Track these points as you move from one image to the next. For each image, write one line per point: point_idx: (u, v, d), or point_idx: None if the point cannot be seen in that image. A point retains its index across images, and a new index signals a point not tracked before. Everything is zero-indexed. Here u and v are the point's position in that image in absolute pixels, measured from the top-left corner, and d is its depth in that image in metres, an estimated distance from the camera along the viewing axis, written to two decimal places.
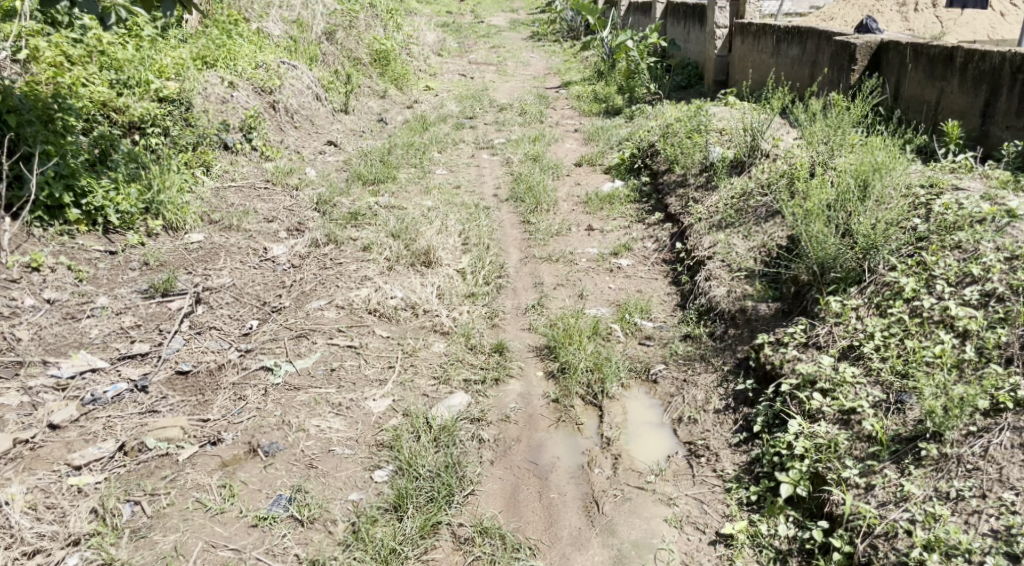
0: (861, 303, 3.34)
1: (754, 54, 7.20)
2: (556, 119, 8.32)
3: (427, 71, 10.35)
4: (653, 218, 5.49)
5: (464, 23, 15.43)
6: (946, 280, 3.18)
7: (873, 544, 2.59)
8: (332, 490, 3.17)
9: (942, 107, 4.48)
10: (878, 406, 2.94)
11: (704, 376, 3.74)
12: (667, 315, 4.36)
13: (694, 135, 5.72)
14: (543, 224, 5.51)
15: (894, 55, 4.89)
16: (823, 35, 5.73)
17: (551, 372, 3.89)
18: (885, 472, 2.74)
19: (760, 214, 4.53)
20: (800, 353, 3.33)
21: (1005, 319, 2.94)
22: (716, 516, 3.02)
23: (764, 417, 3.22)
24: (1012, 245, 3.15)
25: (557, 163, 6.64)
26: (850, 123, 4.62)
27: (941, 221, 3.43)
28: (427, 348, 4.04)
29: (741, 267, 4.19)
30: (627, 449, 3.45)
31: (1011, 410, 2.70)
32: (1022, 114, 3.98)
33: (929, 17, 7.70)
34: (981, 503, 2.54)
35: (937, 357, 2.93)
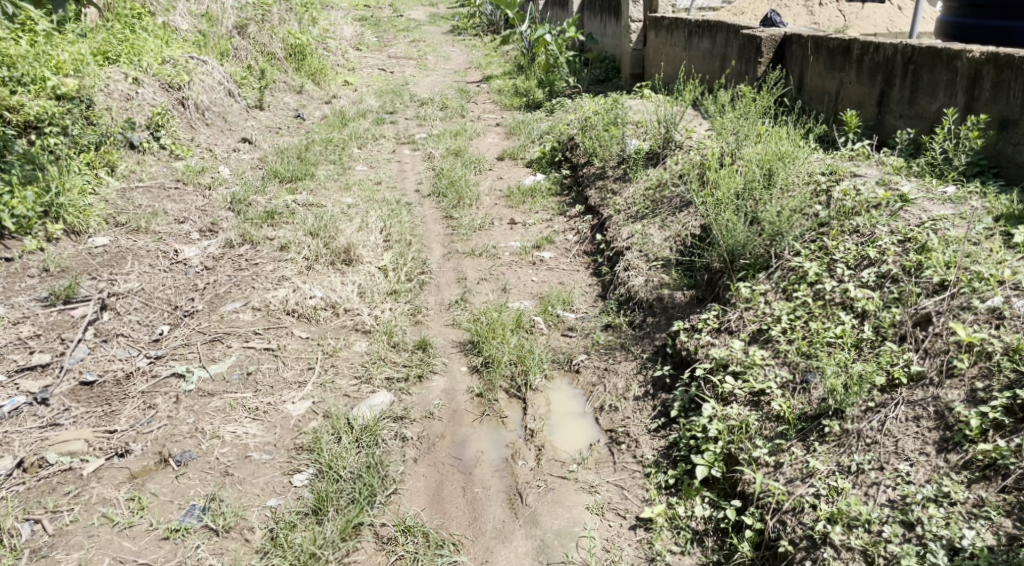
0: (768, 288, 3.47)
1: (667, 47, 7.36)
2: (477, 113, 8.31)
3: (346, 66, 10.17)
4: (574, 210, 5.56)
5: (381, 17, 15.20)
6: (846, 263, 3.32)
7: (782, 519, 2.68)
8: (249, 497, 3.09)
9: (842, 97, 4.66)
10: (786, 386, 3.05)
11: (624, 364, 3.82)
12: (588, 306, 4.42)
13: (611, 127, 5.78)
14: (465, 219, 5.50)
15: (797, 48, 5.08)
16: (732, 29, 5.89)
17: (474, 366, 3.90)
18: (792, 449, 2.84)
19: (675, 204, 4.64)
20: (713, 339, 3.44)
21: (899, 299, 3.05)
22: (635, 501, 3.08)
23: (680, 402, 3.32)
24: (904, 229, 3.30)
25: (479, 157, 6.63)
26: (758, 114, 4.78)
27: (840, 207, 3.59)
28: (348, 348, 3.99)
29: (658, 257, 4.28)
30: (550, 440, 3.48)
31: (906, 385, 2.80)
32: (913, 103, 4.15)
33: (832, 11, 8.10)
34: (878, 475, 2.62)
35: (838, 338, 3.05)
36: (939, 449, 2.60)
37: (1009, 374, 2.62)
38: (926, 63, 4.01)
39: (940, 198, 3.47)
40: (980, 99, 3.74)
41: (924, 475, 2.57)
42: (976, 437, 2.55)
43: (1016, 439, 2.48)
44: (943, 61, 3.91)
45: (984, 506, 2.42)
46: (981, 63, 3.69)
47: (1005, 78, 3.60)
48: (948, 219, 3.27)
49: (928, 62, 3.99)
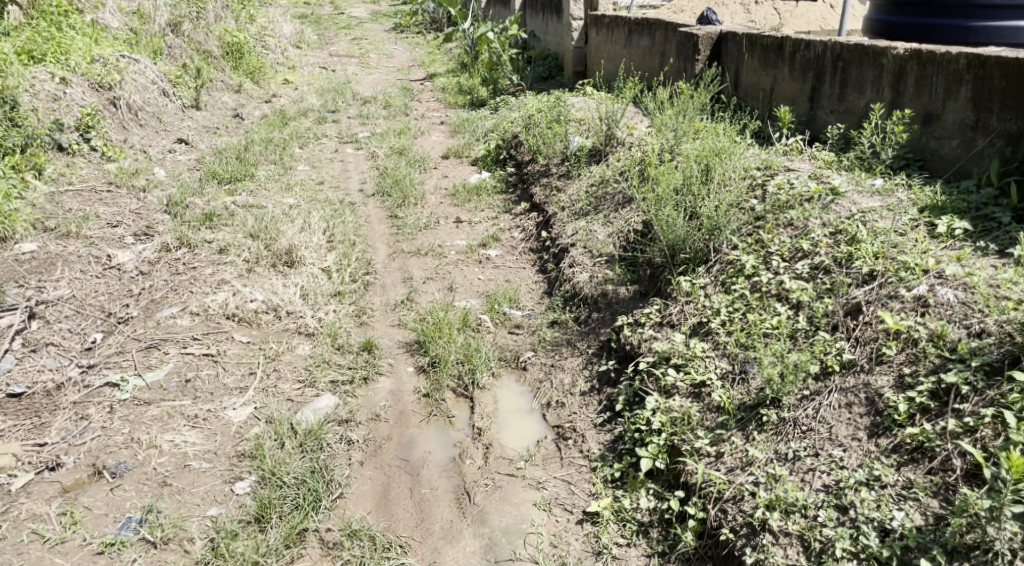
0: (708, 281, 3.54)
1: (608, 45, 7.43)
2: (422, 111, 8.26)
3: (286, 64, 9.99)
4: (519, 207, 5.57)
5: (323, 14, 14.96)
6: (781, 256, 3.41)
7: (723, 508, 2.72)
8: (188, 507, 3.02)
9: (777, 93, 4.77)
10: (725, 377, 3.11)
11: (570, 360, 3.86)
12: (534, 303, 4.44)
13: (555, 125, 5.81)
14: (410, 218, 5.46)
15: (734, 45, 5.18)
16: (670, 26, 5.97)
17: (421, 366, 3.88)
18: (732, 439, 2.91)
19: (618, 200, 4.69)
20: (656, 332, 3.50)
21: (831, 290, 3.13)
22: (582, 495, 3.11)
23: (625, 396, 3.38)
24: (836, 221, 3.40)
25: (424, 156, 6.59)
26: (696, 111, 4.87)
27: (775, 200, 3.70)
28: (291, 351, 3.93)
29: (602, 253, 4.32)
30: (498, 437, 3.49)
31: (838, 373, 2.86)
32: (842, 98, 4.26)
33: (768, 10, 8.32)
34: (814, 461, 2.66)
35: (774, 329, 3.13)
36: (870, 434, 2.65)
37: (934, 359, 2.68)
38: (855, 60, 4.11)
39: (868, 190, 3.58)
40: (905, 94, 3.82)
41: (856, 460, 2.60)
42: (904, 422, 2.60)
43: (941, 422, 2.53)
44: (869, 57, 4.01)
45: (913, 488, 2.45)
46: (905, 59, 3.78)
47: (927, 74, 3.67)
48: (876, 211, 3.37)
49: (856, 58, 4.09)
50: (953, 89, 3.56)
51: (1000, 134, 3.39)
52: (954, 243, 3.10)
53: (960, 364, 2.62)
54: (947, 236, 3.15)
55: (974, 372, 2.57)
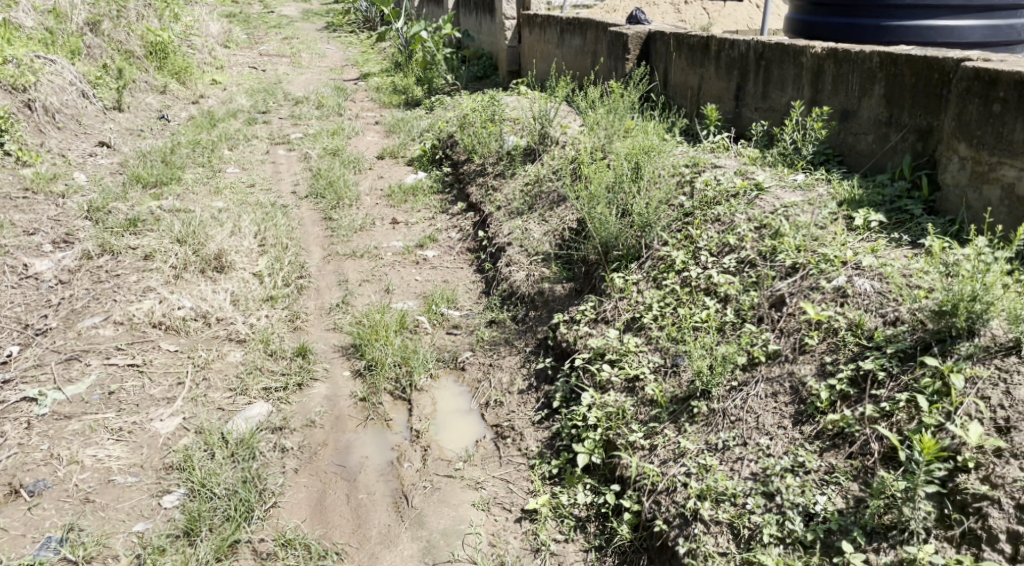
0: (640, 278, 3.62)
1: (541, 44, 7.47)
2: (356, 111, 8.16)
3: (213, 64, 9.73)
4: (456, 207, 5.55)
5: (251, 13, 14.62)
6: (709, 250, 3.50)
7: (656, 500, 2.76)
8: (113, 523, 2.91)
9: (704, 91, 4.89)
10: (658, 370, 3.18)
11: (508, 359, 3.87)
12: (472, 302, 4.44)
13: (489, 124, 5.82)
14: (345, 220, 5.39)
15: (661, 44, 5.28)
16: (601, 26, 6.04)
17: (357, 370, 3.84)
18: (665, 432, 2.95)
19: (553, 199, 4.72)
20: (591, 329, 3.57)
21: (756, 283, 3.21)
22: (520, 493, 3.12)
23: (562, 393, 3.41)
24: (760, 216, 3.49)
25: (358, 156, 6.50)
26: (627, 110, 4.94)
27: (703, 197, 3.79)
28: (221, 359, 3.83)
29: (538, 251, 4.35)
30: (436, 439, 3.48)
31: (764, 363, 2.93)
32: (765, 96, 4.38)
33: (697, 9, 8.49)
34: (742, 450, 2.71)
35: (703, 322, 3.20)
36: (795, 422, 2.71)
37: (852, 347, 2.75)
38: (776, 59, 4.23)
39: (791, 185, 3.69)
40: (823, 92, 3.95)
41: (782, 447, 2.66)
42: (826, 409, 2.66)
43: (860, 408, 2.58)
44: (788, 56, 4.14)
45: (835, 472, 2.50)
46: (823, 58, 3.90)
47: (843, 72, 3.80)
48: (798, 205, 3.47)
49: (777, 57, 4.22)
50: (867, 87, 3.68)
51: (911, 130, 3.51)
52: (871, 235, 3.20)
53: (876, 351, 2.67)
54: (864, 229, 3.25)
55: (889, 359, 2.62)
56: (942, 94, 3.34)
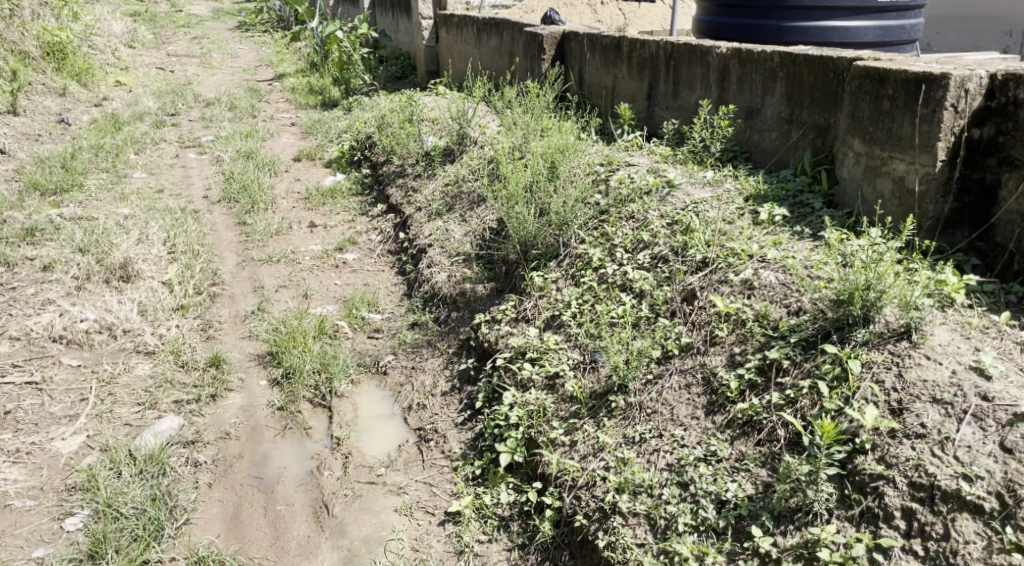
0: (559, 276, 3.67)
1: (459, 44, 7.45)
2: (271, 112, 7.95)
3: (117, 65, 9.32)
4: (376, 209, 5.48)
5: (157, 11, 14.05)
6: (625, 247, 3.56)
7: (577, 495, 2.79)
8: (10, 551, 2.76)
9: (618, 91, 4.97)
10: (577, 367, 3.22)
11: (431, 361, 3.86)
12: (394, 305, 4.40)
13: (407, 125, 5.77)
14: (260, 224, 5.25)
15: (576, 44, 5.35)
16: (517, 26, 6.07)
17: (274, 379, 3.75)
18: (585, 427, 2.98)
19: (472, 199, 4.71)
20: (512, 328, 3.59)
21: (669, 278, 3.29)
22: (443, 496, 3.10)
23: (484, 393, 3.42)
24: (672, 213, 3.57)
25: (273, 159, 6.34)
26: (543, 110, 4.98)
27: (617, 195, 3.87)
28: (129, 372, 3.67)
29: (459, 252, 4.33)
30: (357, 445, 3.43)
31: (678, 356, 3.00)
32: (675, 95, 4.49)
33: (612, 10, 8.66)
34: (658, 442, 2.77)
35: (620, 317, 3.26)
36: (707, 412, 2.77)
37: (760, 337, 2.82)
38: (685, 59, 4.34)
39: (700, 181, 3.79)
40: (729, 91, 4.07)
41: (696, 437, 2.72)
42: (735, 398, 2.72)
43: (767, 396, 2.65)
44: (696, 56, 4.24)
45: (745, 459, 2.55)
46: (728, 58, 4.02)
47: (747, 71, 3.92)
48: (707, 201, 3.57)
49: (686, 57, 4.32)
50: (770, 85, 3.82)
51: (811, 126, 3.65)
52: (775, 229, 3.31)
53: (781, 341, 2.75)
54: (769, 222, 3.36)
55: (793, 348, 2.70)
56: (837, 91, 3.48)
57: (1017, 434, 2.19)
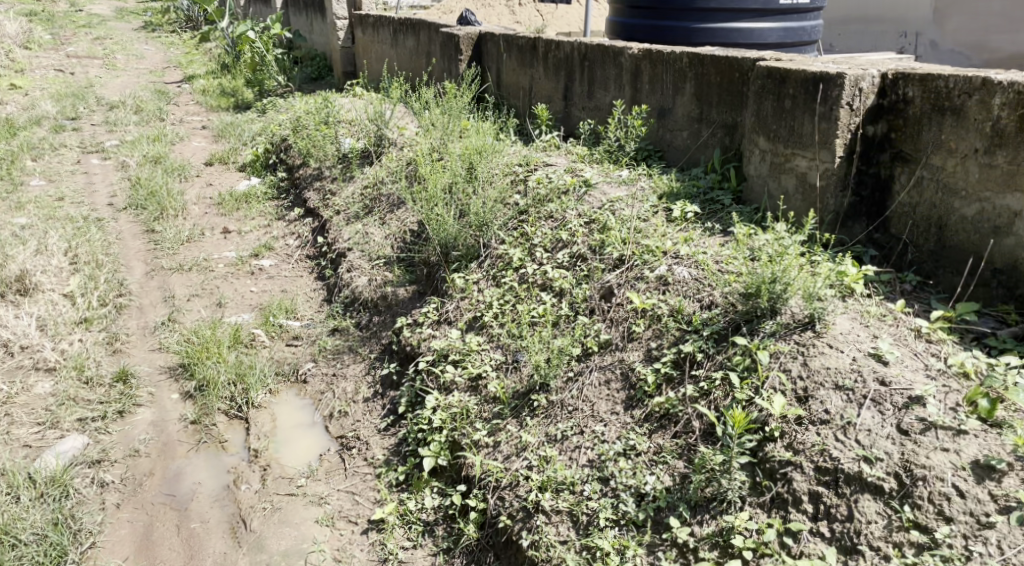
0: (480, 277, 3.66)
1: (375, 45, 7.36)
2: (180, 115, 7.66)
3: (11, 67, 8.81)
4: (292, 213, 5.35)
5: (54, 11, 13.36)
6: (544, 247, 3.59)
7: (500, 496, 2.78)
8: None
9: (535, 91, 5.00)
10: (500, 367, 3.22)
11: (353, 367, 3.80)
12: (313, 312, 4.31)
13: (323, 127, 5.65)
14: (170, 231, 5.05)
15: (493, 45, 5.37)
16: (433, 26, 6.04)
17: (187, 393, 3.61)
18: (508, 427, 2.99)
19: (391, 201, 4.65)
20: (434, 331, 3.56)
21: (588, 276, 3.32)
22: (367, 504, 3.05)
23: (407, 397, 3.39)
24: (590, 212, 3.61)
25: (183, 163, 6.11)
26: (461, 111, 4.97)
27: (535, 195, 3.89)
28: (27, 391, 3.47)
29: (380, 255, 4.28)
30: (276, 457, 3.34)
31: (598, 353, 3.04)
32: (590, 95, 4.54)
33: (530, 11, 8.72)
34: (579, 439, 2.79)
35: (541, 316, 3.27)
36: (626, 407, 2.81)
37: (674, 332, 2.88)
38: (598, 59, 4.40)
39: (616, 180, 3.85)
40: (642, 91, 4.15)
41: (615, 432, 2.75)
42: (653, 392, 2.77)
43: (682, 389, 2.71)
44: (609, 56, 4.31)
45: (662, 452, 2.60)
46: (639, 59, 4.09)
47: (658, 71, 4.00)
48: (623, 200, 3.62)
49: (599, 58, 4.38)
50: (679, 85, 3.91)
51: (719, 125, 3.75)
52: (687, 225, 3.39)
53: (694, 335, 2.82)
54: (681, 219, 3.44)
55: (706, 341, 2.77)
56: (742, 90, 3.59)
57: (912, 416, 2.29)
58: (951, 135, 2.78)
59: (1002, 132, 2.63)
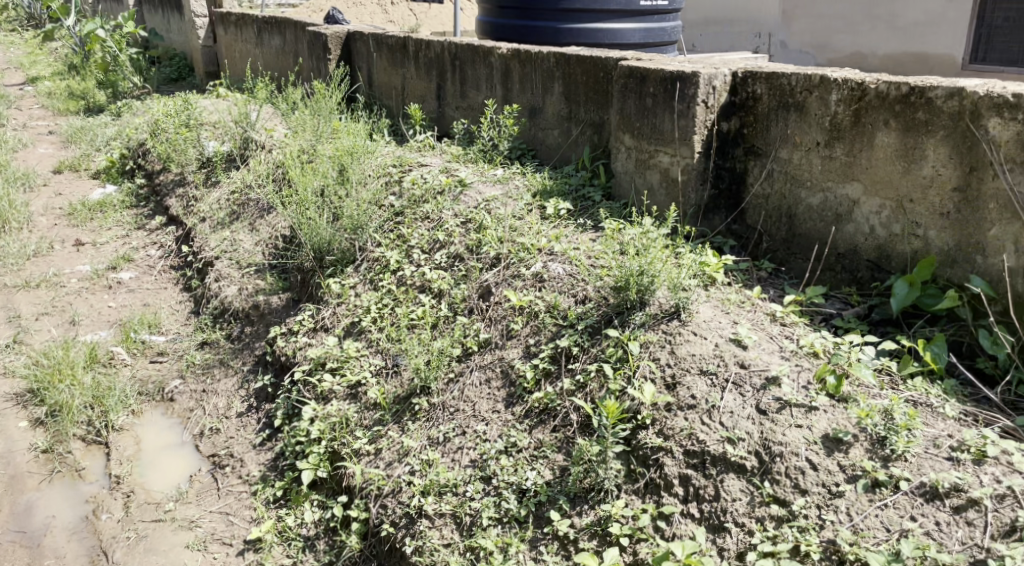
0: (357, 281, 3.59)
1: (238, 44, 7.07)
2: (22, 121, 7.08)
3: None
4: (154, 222, 5.04)
5: None
6: (422, 248, 3.56)
7: (383, 504, 2.72)
8: None
9: (407, 91, 4.96)
10: (379, 373, 3.15)
11: (224, 382, 3.63)
12: (179, 325, 4.08)
13: (183, 130, 5.36)
14: (13, 247, 4.66)
15: (362, 44, 5.28)
16: (299, 25, 5.86)
17: (37, 419, 3.36)
18: (389, 433, 2.94)
19: (260, 206, 4.47)
20: (310, 339, 3.46)
21: (466, 276, 3.32)
22: (242, 524, 2.92)
23: (283, 410, 3.27)
24: (465, 211, 3.60)
25: (27, 171, 5.65)
26: (331, 111, 4.85)
27: (411, 196, 3.86)
28: None
29: (250, 263, 4.11)
30: (140, 482, 3.16)
31: (478, 352, 3.04)
32: (462, 95, 4.53)
33: (403, 10, 8.73)
34: (461, 440, 2.78)
35: (420, 318, 3.24)
36: (506, 404, 2.82)
37: (551, 327, 2.92)
38: (468, 59, 4.40)
39: (491, 179, 3.86)
40: (512, 91, 4.19)
41: (497, 430, 2.75)
42: (532, 388, 2.80)
43: (559, 383, 2.75)
44: (478, 56, 4.32)
45: (542, 447, 2.62)
46: (508, 59, 4.13)
47: (527, 71, 4.05)
48: (498, 199, 3.63)
49: (469, 58, 4.39)
50: (548, 85, 3.97)
51: (588, 124, 3.83)
52: (560, 222, 3.44)
53: (570, 329, 2.86)
54: (555, 217, 3.49)
55: (581, 334, 2.83)
56: (607, 89, 3.69)
57: (770, 396, 2.41)
58: (796, 129, 2.96)
59: (839, 126, 2.82)
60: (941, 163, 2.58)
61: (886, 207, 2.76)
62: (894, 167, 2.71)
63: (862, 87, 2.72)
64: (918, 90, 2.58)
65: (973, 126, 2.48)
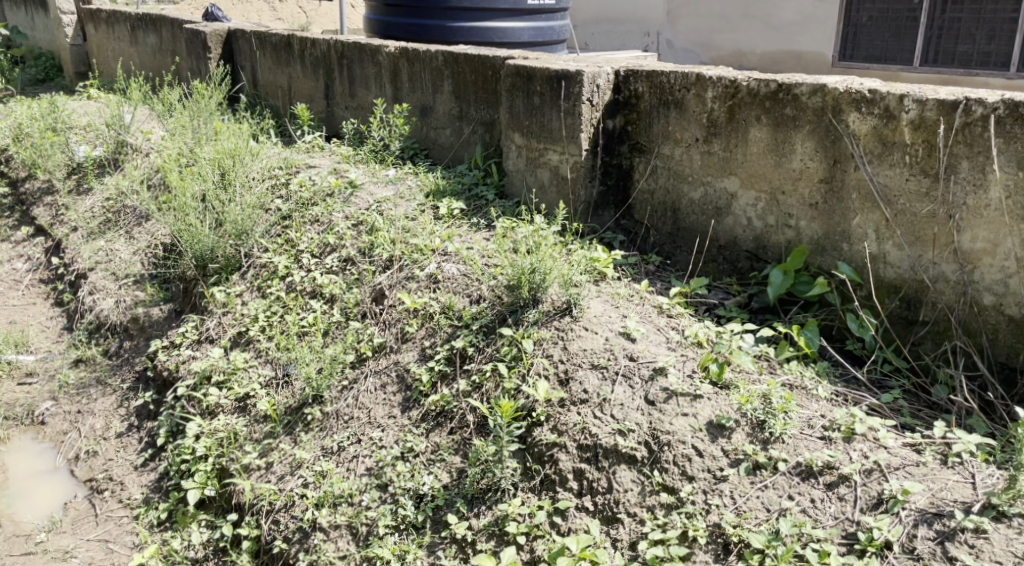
0: (243, 289, 3.46)
1: (110, 43, 6.69)
2: None
3: None
4: (19, 233, 4.70)
5: None
6: (311, 252, 3.46)
7: (274, 520, 2.62)
8: None
9: (293, 90, 4.81)
10: (270, 384, 3.04)
11: (101, 401, 3.41)
12: (50, 342, 3.82)
13: (49, 134, 5.00)
14: None
15: (245, 44, 5.10)
16: (176, 22, 5.59)
17: None
18: (280, 446, 2.83)
19: (137, 213, 4.24)
20: (194, 352, 3.29)
21: (358, 280, 3.25)
22: (122, 551, 2.75)
23: (166, 428, 3.11)
24: (356, 214, 3.52)
25: None
26: (213, 111, 4.64)
27: (298, 199, 3.74)
28: None
29: (127, 274, 3.88)
30: (8, 514, 2.97)
31: (372, 358, 2.98)
32: (351, 94, 4.44)
33: (291, 9, 8.50)
34: (357, 448, 2.71)
35: (311, 325, 3.15)
36: (403, 409, 2.77)
37: (446, 329, 2.89)
38: (356, 58, 4.31)
39: (382, 180, 3.79)
40: (402, 90, 4.13)
41: (393, 436, 2.70)
42: (428, 391, 2.77)
43: (455, 385, 2.73)
44: (366, 55, 4.24)
45: (439, 450, 2.59)
46: (396, 57, 4.07)
47: (415, 70, 4.01)
48: (390, 200, 3.57)
49: (357, 56, 4.30)
50: (438, 84, 3.94)
51: (478, 122, 3.82)
52: (452, 222, 3.41)
53: (465, 329, 2.85)
54: (448, 216, 3.46)
55: (475, 335, 2.81)
56: (495, 88, 3.69)
57: (658, 386, 2.47)
58: (676, 126, 3.04)
59: (716, 122, 2.92)
60: (809, 156, 2.71)
61: (761, 200, 2.88)
62: (767, 161, 2.83)
63: (735, 84, 2.82)
64: (786, 87, 2.70)
65: (836, 121, 2.62)
